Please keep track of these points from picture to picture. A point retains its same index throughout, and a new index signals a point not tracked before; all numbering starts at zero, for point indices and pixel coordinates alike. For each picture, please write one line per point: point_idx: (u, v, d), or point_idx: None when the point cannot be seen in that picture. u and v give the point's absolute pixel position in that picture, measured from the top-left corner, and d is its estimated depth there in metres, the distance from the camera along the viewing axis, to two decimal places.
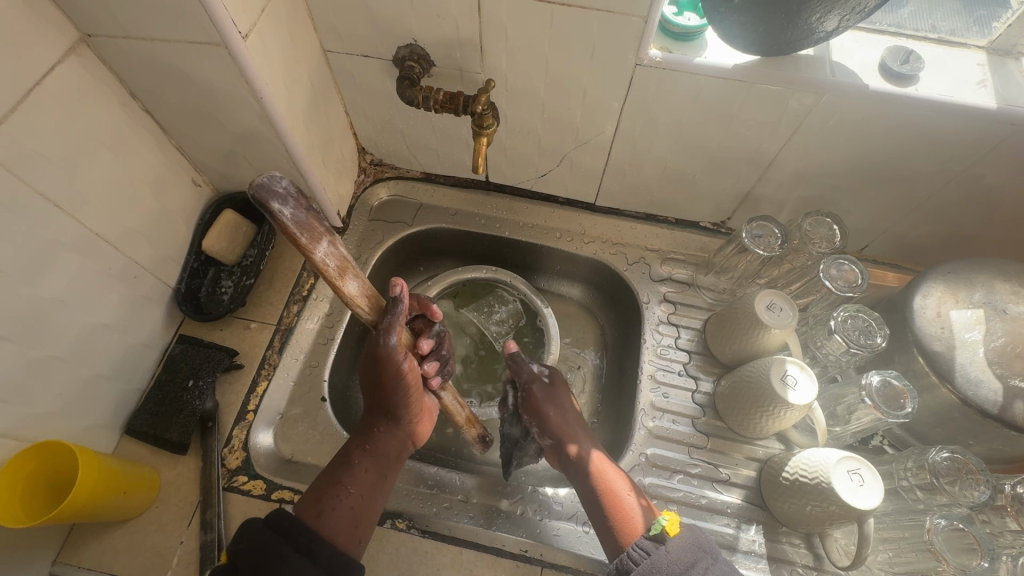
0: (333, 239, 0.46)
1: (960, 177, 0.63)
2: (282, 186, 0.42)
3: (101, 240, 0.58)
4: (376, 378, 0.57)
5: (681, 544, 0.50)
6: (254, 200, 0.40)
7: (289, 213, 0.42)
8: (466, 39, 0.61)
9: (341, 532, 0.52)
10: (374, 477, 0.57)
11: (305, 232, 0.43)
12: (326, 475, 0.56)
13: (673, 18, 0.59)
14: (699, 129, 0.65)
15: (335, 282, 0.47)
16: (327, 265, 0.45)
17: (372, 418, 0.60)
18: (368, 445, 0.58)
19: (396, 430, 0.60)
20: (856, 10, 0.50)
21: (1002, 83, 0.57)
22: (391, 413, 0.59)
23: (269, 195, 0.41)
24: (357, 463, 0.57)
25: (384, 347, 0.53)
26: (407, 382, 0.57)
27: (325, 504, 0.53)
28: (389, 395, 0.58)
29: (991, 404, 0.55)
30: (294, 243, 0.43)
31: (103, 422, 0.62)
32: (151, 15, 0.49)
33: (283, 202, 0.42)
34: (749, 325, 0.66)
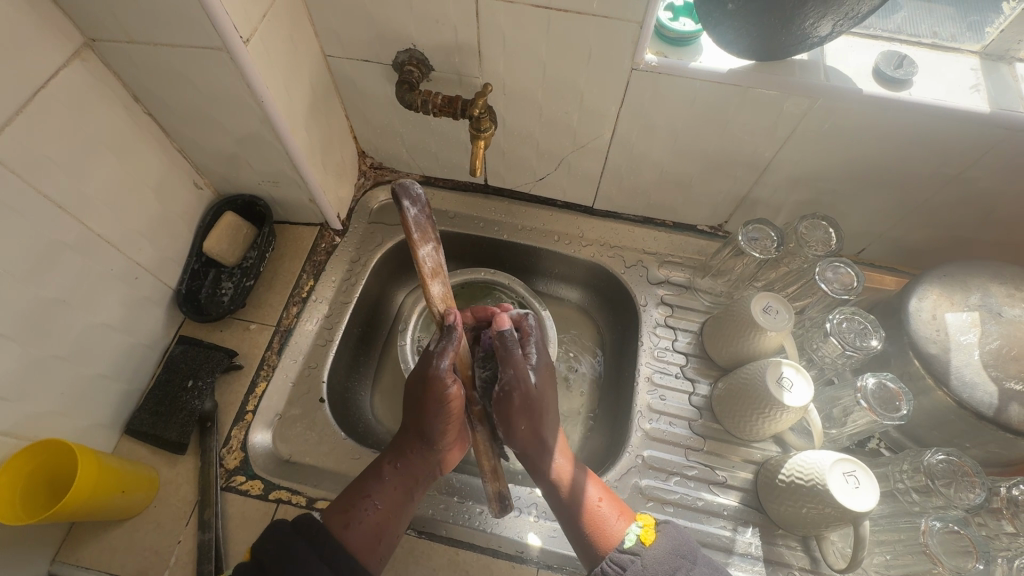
0: (436, 246, 0.59)
1: (955, 181, 0.63)
2: (414, 193, 0.59)
3: (103, 241, 0.58)
4: (421, 400, 0.58)
5: (658, 556, 0.54)
6: (393, 195, 0.57)
7: (412, 213, 0.58)
8: (465, 44, 0.62)
9: (362, 545, 0.54)
10: (401, 497, 0.58)
11: (418, 230, 0.58)
12: (359, 485, 0.58)
13: (669, 23, 0.60)
14: (695, 133, 0.66)
15: (425, 279, 0.57)
16: (425, 261, 0.57)
17: (409, 437, 0.60)
18: (402, 461, 0.60)
19: (430, 454, 0.60)
20: (849, 15, 0.50)
21: (996, 87, 0.57)
22: (424, 436, 0.59)
23: (404, 196, 0.58)
24: (388, 479, 0.58)
25: (434, 369, 0.56)
26: (450, 410, 0.57)
27: (353, 516, 0.55)
28: (425, 417, 0.58)
29: (986, 407, 0.55)
30: (409, 235, 0.57)
31: (103, 422, 0.62)
32: (155, 20, 0.50)
33: (412, 204, 0.58)
34: (745, 327, 0.66)
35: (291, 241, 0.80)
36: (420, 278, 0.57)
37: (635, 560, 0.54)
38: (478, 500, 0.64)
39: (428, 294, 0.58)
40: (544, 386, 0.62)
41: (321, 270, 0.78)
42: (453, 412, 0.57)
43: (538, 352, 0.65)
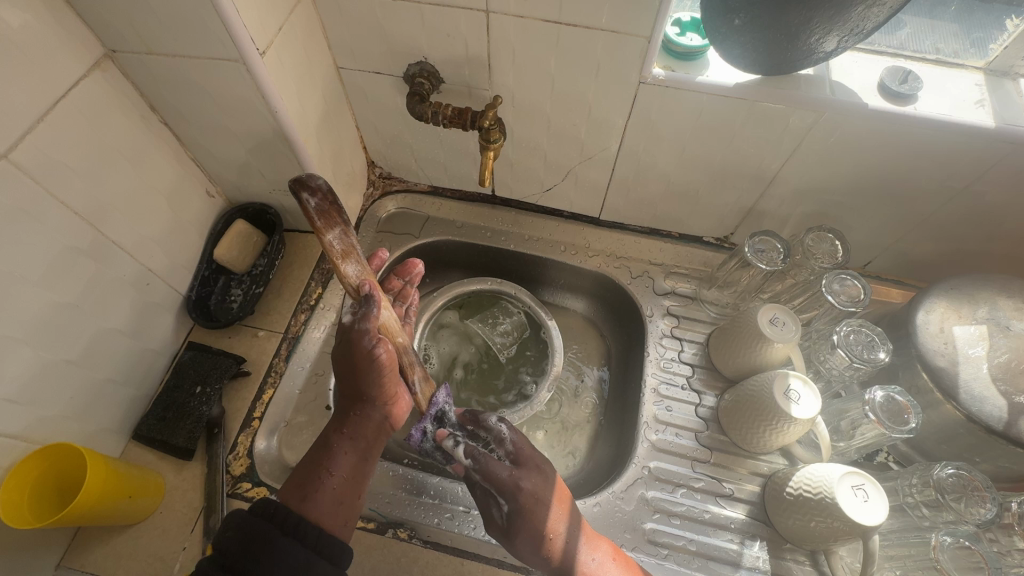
0: (344, 228, 0.53)
1: (961, 194, 0.63)
2: (316, 182, 0.51)
3: (117, 247, 0.59)
4: (352, 367, 0.55)
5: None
6: (290, 186, 0.49)
7: (313, 202, 0.50)
8: (475, 57, 0.63)
9: (327, 514, 0.51)
10: (353, 461, 0.55)
11: (322, 217, 0.51)
12: (309, 458, 0.54)
13: (676, 38, 0.60)
14: (701, 146, 0.67)
15: (337, 263, 0.52)
16: (334, 246, 0.51)
17: (348, 401, 0.57)
18: (347, 427, 0.56)
19: (372, 412, 0.57)
20: (854, 31, 0.51)
21: (1001, 103, 0.58)
22: (365, 395, 0.56)
23: (301, 187, 0.50)
24: (337, 447, 0.55)
25: (360, 340, 0.53)
26: (385, 367, 0.55)
27: (310, 489, 0.52)
28: (364, 378, 0.55)
29: (996, 421, 0.54)
30: (311, 225, 0.50)
31: (111, 427, 0.62)
32: (174, 32, 0.51)
33: (311, 194, 0.50)
34: (751, 338, 0.67)
35: (300, 249, 0.81)
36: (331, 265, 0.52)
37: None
38: None
39: (344, 278, 0.53)
40: (525, 526, 0.54)
41: (329, 278, 0.79)
42: (387, 368, 0.55)
43: (510, 485, 0.54)
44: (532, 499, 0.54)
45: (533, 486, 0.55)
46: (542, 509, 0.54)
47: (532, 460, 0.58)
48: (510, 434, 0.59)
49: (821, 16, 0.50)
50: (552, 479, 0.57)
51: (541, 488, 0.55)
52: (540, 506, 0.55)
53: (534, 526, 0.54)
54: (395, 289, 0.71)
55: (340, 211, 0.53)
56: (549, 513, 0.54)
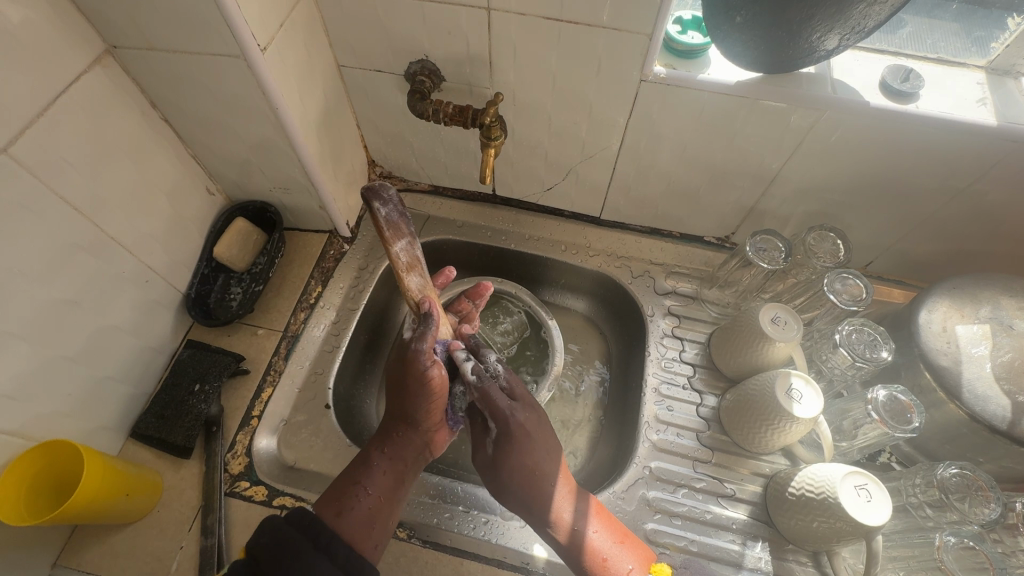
0: (410, 240, 0.60)
1: (963, 194, 0.63)
2: (388, 193, 0.59)
3: (116, 244, 0.59)
4: (402, 384, 0.57)
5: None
6: (364, 196, 0.57)
7: (383, 211, 0.58)
8: (476, 54, 0.63)
9: (360, 533, 0.52)
10: (390, 481, 0.56)
11: (390, 228, 0.58)
12: (348, 474, 0.56)
13: (677, 36, 0.60)
14: (702, 144, 0.67)
15: (401, 274, 0.59)
16: (400, 257, 0.59)
17: (393, 421, 0.58)
18: (388, 447, 0.57)
19: (415, 436, 0.58)
20: (856, 29, 0.51)
21: (1002, 102, 0.58)
22: (411, 417, 0.58)
23: (374, 197, 0.58)
24: (376, 465, 0.56)
25: (414, 352, 0.56)
26: (433, 393, 0.57)
27: (345, 505, 0.52)
28: (413, 399, 0.57)
29: (999, 421, 0.54)
30: (380, 235, 0.58)
31: (109, 425, 0.62)
32: (175, 27, 0.51)
33: (383, 203, 0.58)
34: (753, 338, 0.66)
35: (300, 248, 0.80)
36: (396, 274, 0.59)
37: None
38: (483, 510, 0.64)
39: (405, 288, 0.60)
40: (510, 455, 0.57)
41: (329, 277, 0.79)
42: (437, 395, 0.57)
43: (499, 412, 0.58)
44: (520, 430, 0.57)
45: (522, 418, 0.58)
46: (525, 441, 0.57)
47: (525, 398, 0.60)
48: (501, 372, 0.62)
49: (823, 13, 0.49)
50: (543, 420, 0.59)
51: (531, 424, 0.58)
52: (526, 439, 0.57)
53: (517, 454, 0.57)
54: (463, 311, 0.73)
55: (408, 223, 0.60)
56: (535, 447, 0.57)
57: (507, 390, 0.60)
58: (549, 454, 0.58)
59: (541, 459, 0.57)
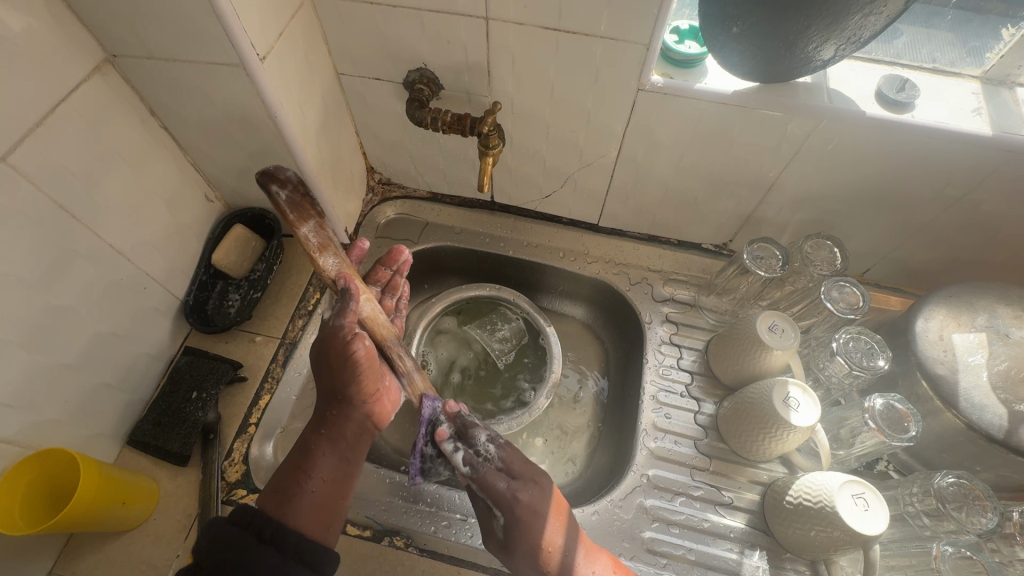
0: (319, 220, 0.59)
1: (959, 202, 0.63)
2: (286, 175, 0.56)
3: (115, 251, 0.59)
4: (328, 364, 0.57)
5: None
6: (261, 180, 0.55)
7: (284, 195, 0.56)
8: (474, 63, 0.63)
9: (308, 519, 0.50)
10: (336, 462, 0.54)
11: (295, 211, 0.56)
12: (288, 463, 0.53)
13: (674, 46, 0.61)
14: (700, 153, 0.67)
15: (314, 256, 0.58)
16: (309, 239, 0.57)
17: (326, 401, 0.57)
18: (326, 429, 0.55)
19: (351, 411, 0.56)
20: (852, 40, 0.52)
21: (998, 111, 0.58)
22: (343, 392, 0.56)
23: (271, 179, 0.55)
24: (316, 448, 0.54)
25: (333, 328, 0.57)
26: (363, 366, 0.57)
27: (291, 496, 0.50)
28: (345, 373, 0.56)
29: (997, 429, 0.54)
30: (284, 218, 0.56)
31: (106, 432, 0.62)
32: (175, 37, 0.51)
33: (282, 186, 0.56)
34: (750, 346, 0.66)
35: (299, 254, 0.81)
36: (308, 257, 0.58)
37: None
38: None
39: (321, 269, 0.59)
40: (522, 540, 0.52)
41: (327, 283, 0.79)
42: (367, 365, 0.57)
43: (503, 497, 0.53)
44: (528, 512, 0.53)
45: (527, 497, 0.53)
46: (538, 522, 0.53)
47: (526, 473, 0.56)
48: (495, 450, 0.57)
49: (818, 24, 0.50)
50: (549, 493, 0.55)
51: (538, 501, 0.54)
52: (537, 518, 0.53)
53: (531, 539, 0.52)
54: (384, 280, 0.71)
55: (313, 203, 0.58)
56: (546, 522, 0.53)
57: (507, 467, 0.56)
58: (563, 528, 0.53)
59: (555, 536, 0.53)
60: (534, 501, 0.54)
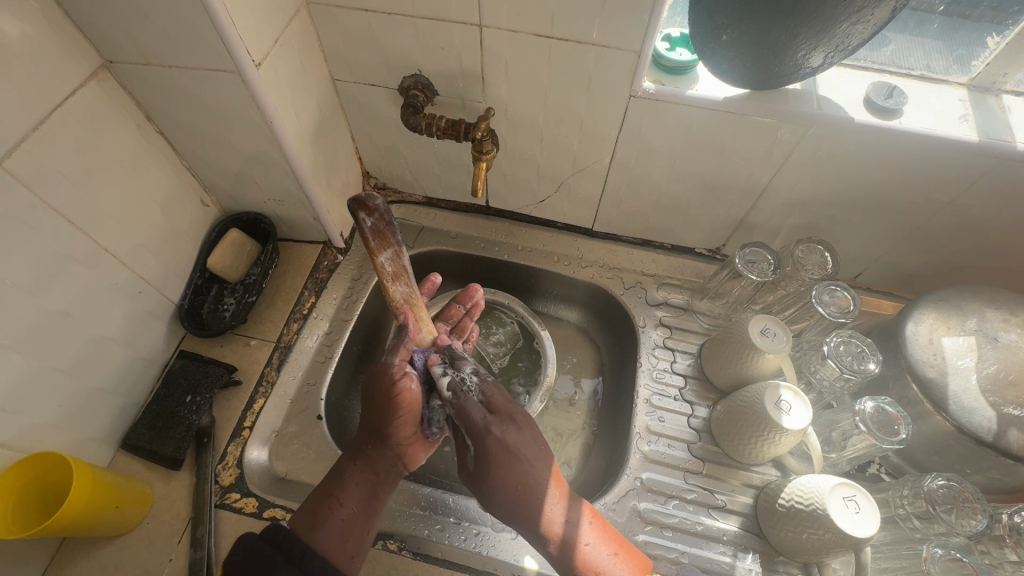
0: (397, 250, 0.64)
1: (947, 208, 0.64)
2: (376, 203, 0.63)
3: (109, 255, 0.59)
4: (373, 401, 0.57)
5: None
6: (352, 205, 0.62)
7: (369, 222, 0.63)
8: (468, 69, 0.64)
9: (335, 545, 0.51)
10: (364, 493, 0.55)
11: (377, 238, 0.62)
12: (321, 489, 0.55)
13: (666, 53, 0.62)
14: (692, 158, 0.67)
15: (387, 283, 0.63)
16: (385, 266, 0.63)
17: (365, 434, 0.58)
18: (360, 459, 0.57)
19: (386, 449, 0.58)
20: (839, 47, 0.53)
21: (984, 118, 0.59)
22: (383, 430, 0.57)
23: (361, 207, 0.62)
24: (349, 477, 0.56)
25: (383, 364, 0.57)
26: (404, 406, 0.56)
27: (322, 522, 0.52)
28: (389, 414, 0.56)
29: (986, 432, 0.55)
30: (367, 244, 0.62)
31: (99, 436, 0.62)
32: (171, 42, 0.52)
33: (368, 213, 0.63)
34: (743, 349, 0.67)
35: (294, 259, 0.81)
36: (382, 283, 0.63)
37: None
38: (475, 521, 0.63)
39: (390, 296, 0.63)
40: (491, 470, 0.55)
41: (323, 287, 0.79)
42: (408, 408, 0.57)
43: (476, 427, 0.56)
44: (500, 446, 0.56)
45: (500, 431, 0.56)
46: (507, 453, 0.55)
47: (505, 409, 0.59)
48: (476, 383, 0.60)
49: (806, 32, 0.51)
50: (524, 433, 0.57)
51: (512, 437, 0.56)
52: (508, 452, 0.55)
53: (500, 469, 0.55)
54: (455, 317, 0.74)
55: (394, 234, 0.64)
56: (518, 459, 0.55)
57: (486, 402, 0.59)
58: (534, 467, 0.56)
59: (525, 469, 0.55)
60: (505, 436, 0.56)
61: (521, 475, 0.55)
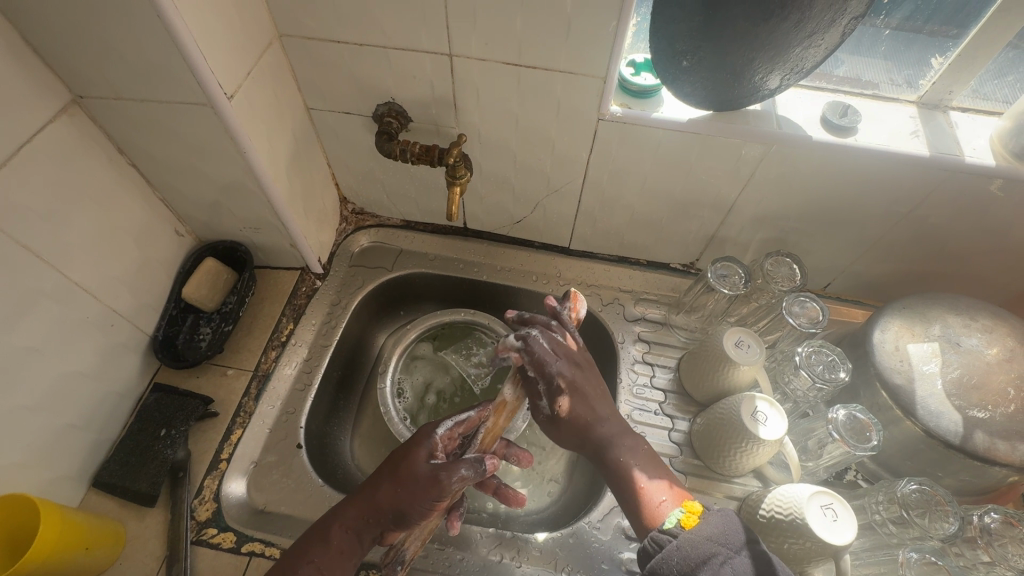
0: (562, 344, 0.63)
1: (906, 218, 0.67)
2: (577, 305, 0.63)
3: (80, 289, 0.59)
4: (409, 487, 0.53)
5: (695, 540, 0.47)
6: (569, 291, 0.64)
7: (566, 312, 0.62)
8: (441, 97, 0.65)
9: None
10: (348, 561, 0.53)
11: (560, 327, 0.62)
12: (300, 543, 0.53)
13: (631, 78, 0.64)
14: (662, 177, 0.69)
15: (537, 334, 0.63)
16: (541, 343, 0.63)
17: (367, 502, 0.54)
18: (355, 523, 0.54)
19: (388, 526, 0.54)
20: (794, 70, 0.56)
21: (934, 134, 0.62)
22: (396, 510, 0.53)
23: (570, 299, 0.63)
24: (334, 539, 0.53)
25: (441, 481, 0.52)
26: (434, 505, 0.54)
27: None
28: (411, 504, 0.53)
29: (953, 435, 0.57)
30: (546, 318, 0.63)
31: (70, 474, 0.60)
32: (144, 78, 0.52)
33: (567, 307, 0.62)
34: (718, 362, 0.68)
35: (271, 286, 0.80)
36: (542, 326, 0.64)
37: (670, 543, 0.48)
38: (459, 546, 0.63)
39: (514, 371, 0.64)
40: (568, 406, 0.58)
41: (301, 314, 0.79)
42: (439, 505, 0.54)
43: (549, 373, 0.57)
44: (571, 386, 0.58)
45: (569, 375, 0.58)
46: (572, 394, 0.58)
47: (574, 355, 0.59)
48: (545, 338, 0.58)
49: (762, 57, 0.53)
50: (590, 375, 0.59)
51: (580, 377, 0.58)
52: (575, 394, 0.58)
53: (567, 408, 0.58)
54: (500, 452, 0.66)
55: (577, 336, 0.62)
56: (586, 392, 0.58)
57: (559, 351, 0.58)
58: (598, 405, 0.59)
59: (588, 407, 0.58)
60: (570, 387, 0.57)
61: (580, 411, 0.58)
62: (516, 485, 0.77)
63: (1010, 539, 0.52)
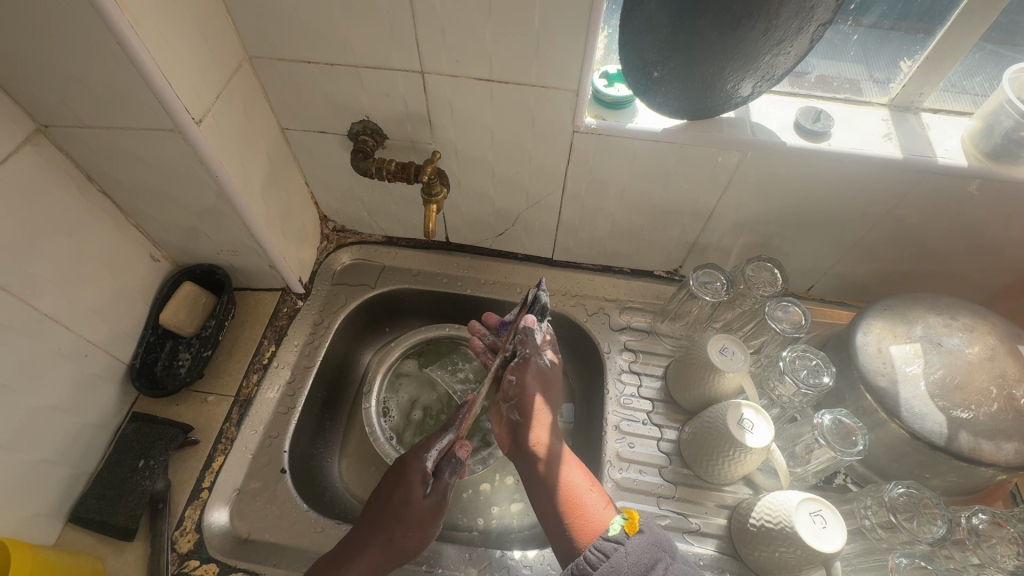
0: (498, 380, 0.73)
1: (884, 219, 0.67)
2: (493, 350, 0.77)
3: (51, 320, 0.57)
4: (417, 526, 0.58)
5: (641, 546, 0.51)
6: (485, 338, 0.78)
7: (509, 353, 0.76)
8: (414, 113, 0.65)
9: None
10: None
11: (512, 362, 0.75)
12: None
13: (604, 90, 0.64)
14: (640, 186, 0.69)
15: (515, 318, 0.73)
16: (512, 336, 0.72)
17: (377, 554, 0.56)
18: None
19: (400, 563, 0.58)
20: (765, 77, 0.56)
21: (906, 136, 0.63)
22: (406, 551, 0.57)
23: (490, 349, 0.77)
24: None
25: (442, 500, 0.60)
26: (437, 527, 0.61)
27: None
28: (421, 538, 0.58)
29: (938, 436, 0.57)
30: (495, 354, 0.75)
31: (45, 511, 0.59)
32: (109, 106, 0.51)
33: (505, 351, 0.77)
34: (704, 370, 0.68)
35: (252, 308, 0.79)
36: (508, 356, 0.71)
37: (618, 550, 0.51)
38: (446, 568, 0.62)
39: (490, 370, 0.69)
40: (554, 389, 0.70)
41: (283, 335, 0.78)
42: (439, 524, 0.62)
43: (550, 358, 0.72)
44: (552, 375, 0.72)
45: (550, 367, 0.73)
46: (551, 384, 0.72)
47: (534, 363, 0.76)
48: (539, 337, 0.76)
49: (731, 66, 0.54)
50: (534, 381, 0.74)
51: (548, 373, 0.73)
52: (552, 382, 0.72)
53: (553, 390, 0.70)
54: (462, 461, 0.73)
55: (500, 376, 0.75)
56: (537, 386, 0.68)
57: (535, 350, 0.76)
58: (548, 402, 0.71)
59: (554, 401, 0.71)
60: (522, 378, 0.68)
61: (523, 412, 0.66)
62: (512, 500, 0.76)
63: (998, 540, 0.52)
